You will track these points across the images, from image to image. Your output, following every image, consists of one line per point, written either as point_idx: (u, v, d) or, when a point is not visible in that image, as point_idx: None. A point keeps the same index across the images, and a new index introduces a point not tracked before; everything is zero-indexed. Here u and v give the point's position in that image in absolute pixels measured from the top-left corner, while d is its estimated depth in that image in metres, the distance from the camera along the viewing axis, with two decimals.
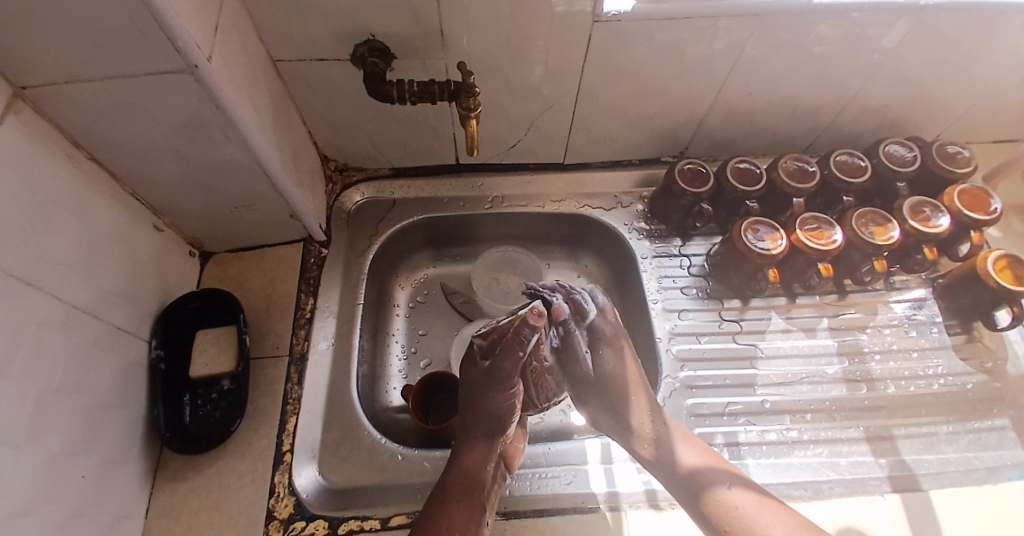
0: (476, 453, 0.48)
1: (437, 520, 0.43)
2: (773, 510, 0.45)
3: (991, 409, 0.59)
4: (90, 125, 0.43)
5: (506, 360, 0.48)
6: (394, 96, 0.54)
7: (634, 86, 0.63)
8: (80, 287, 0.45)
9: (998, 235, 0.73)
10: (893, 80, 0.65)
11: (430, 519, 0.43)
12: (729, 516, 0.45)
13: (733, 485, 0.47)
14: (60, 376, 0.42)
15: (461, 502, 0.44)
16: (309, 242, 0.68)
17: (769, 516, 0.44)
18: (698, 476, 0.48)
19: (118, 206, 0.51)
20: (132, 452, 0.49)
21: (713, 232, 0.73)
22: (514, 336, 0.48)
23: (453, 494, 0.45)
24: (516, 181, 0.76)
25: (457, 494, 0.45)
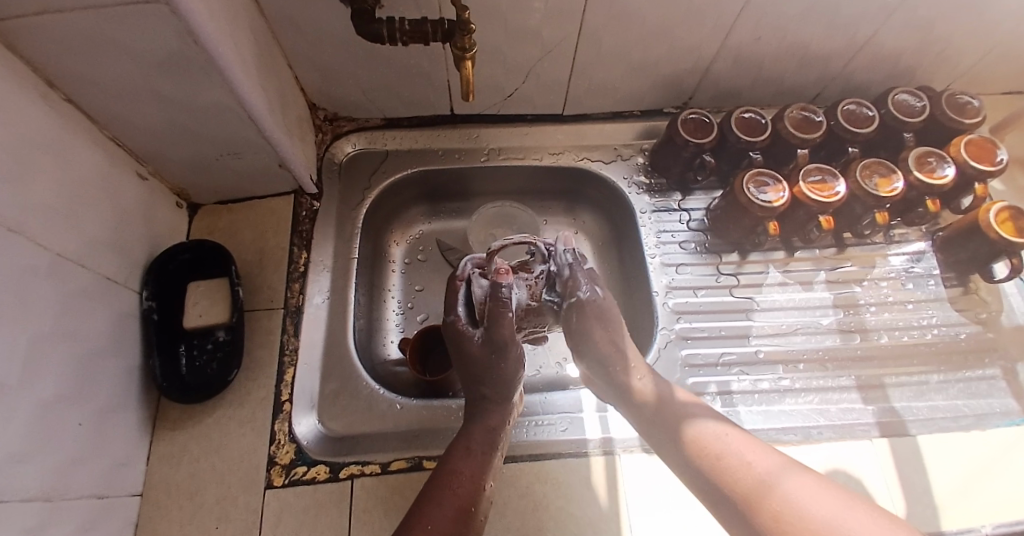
0: (490, 409, 0.47)
1: (457, 470, 0.42)
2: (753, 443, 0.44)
3: (982, 359, 0.60)
4: (59, 63, 0.41)
5: (507, 326, 0.48)
6: (383, 36, 0.51)
7: (637, 30, 0.60)
8: (66, 235, 0.44)
9: (1001, 188, 0.72)
10: (907, 25, 0.62)
11: (450, 469, 0.42)
12: (711, 450, 0.44)
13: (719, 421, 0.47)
14: (49, 323, 0.41)
15: (477, 451, 0.44)
16: (300, 194, 0.66)
17: (751, 452, 0.43)
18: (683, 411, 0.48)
19: (98, 151, 0.49)
20: (129, 401, 0.49)
21: (713, 185, 0.72)
22: (497, 301, 0.48)
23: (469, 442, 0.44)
24: (513, 132, 0.73)
25: (477, 446, 0.44)
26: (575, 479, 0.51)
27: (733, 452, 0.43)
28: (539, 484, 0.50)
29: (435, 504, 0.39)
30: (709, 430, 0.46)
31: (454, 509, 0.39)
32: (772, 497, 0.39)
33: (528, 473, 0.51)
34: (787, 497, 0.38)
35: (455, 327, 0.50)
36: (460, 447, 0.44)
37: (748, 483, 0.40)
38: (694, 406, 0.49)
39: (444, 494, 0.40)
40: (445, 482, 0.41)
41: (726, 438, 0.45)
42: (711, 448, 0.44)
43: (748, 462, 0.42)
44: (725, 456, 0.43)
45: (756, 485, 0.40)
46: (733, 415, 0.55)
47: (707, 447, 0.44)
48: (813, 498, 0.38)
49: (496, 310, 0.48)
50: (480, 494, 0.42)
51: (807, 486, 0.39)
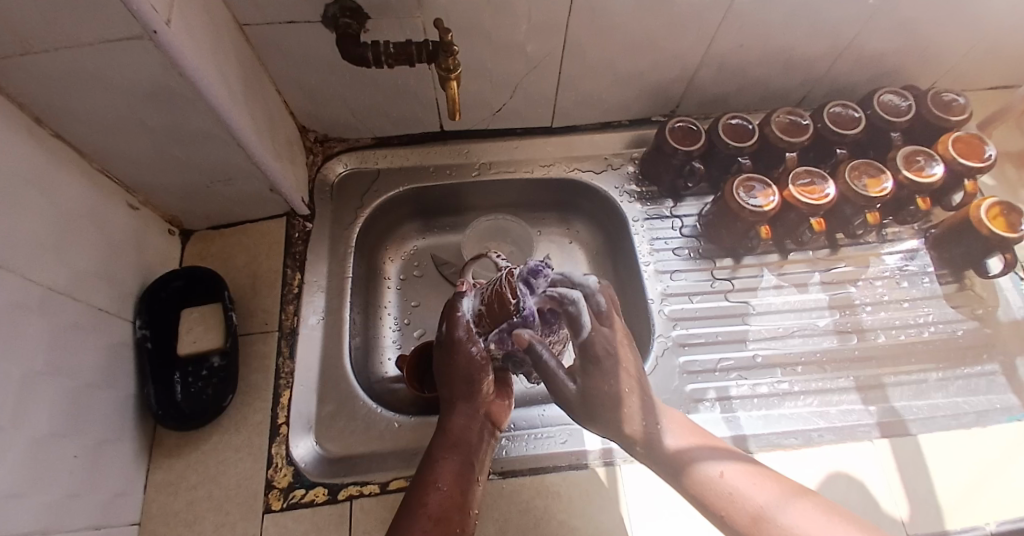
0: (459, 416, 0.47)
1: (430, 482, 0.42)
2: (756, 477, 0.42)
3: (982, 355, 0.60)
4: (48, 99, 0.41)
5: (460, 327, 0.49)
6: (370, 59, 0.52)
7: (620, 41, 0.61)
8: (57, 268, 0.44)
9: (992, 182, 0.72)
10: (887, 26, 0.63)
11: (423, 482, 0.42)
12: (713, 488, 0.43)
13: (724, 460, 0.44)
14: (42, 357, 0.41)
15: (452, 461, 0.44)
16: (293, 216, 0.67)
17: (755, 486, 0.42)
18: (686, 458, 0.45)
19: (88, 182, 0.49)
20: (124, 431, 0.49)
21: (704, 192, 0.72)
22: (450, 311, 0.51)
23: (442, 454, 0.44)
24: (504, 146, 0.74)
25: (445, 454, 0.44)
26: (576, 493, 0.50)
27: (735, 486, 0.42)
28: (540, 499, 0.50)
29: (405, 519, 0.39)
30: (713, 469, 0.43)
31: (426, 520, 0.39)
32: (772, 531, 0.38)
33: (529, 488, 0.50)
34: (789, 532, 0.38)
35: (450, 339, 0.50)
36: (431, 459, 0.44)
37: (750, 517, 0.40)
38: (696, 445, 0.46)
39: (412, 509, 0.40)
40: (417, 497, 0.41)
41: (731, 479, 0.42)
42: (715, 488, 0.42)
43: (749, 496, 0.41)
44: (729, 497, 0.42)
45: (758, 520, 0.40)
46: (733, 421, 0.55)
47: (711, 487, 0.43)
48: (814, 525, 0.38)
49: (450, 315, 0.51)
50: (455, 502, 0.41)
51: (807, 519, 0.38)
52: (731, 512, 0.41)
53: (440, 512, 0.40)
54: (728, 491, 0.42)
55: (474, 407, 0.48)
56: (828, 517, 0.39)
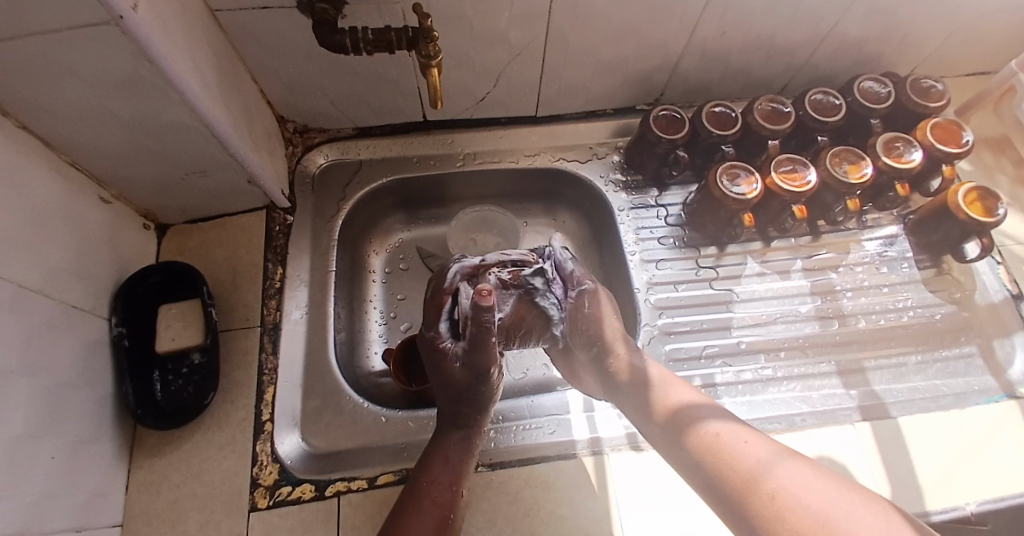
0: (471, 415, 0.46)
1: (439, 478, 0.43)
2: (757, 437, 0.43)
3: (959, 338, 0.61)
4: (10, 89, 0.39)
5: (484, 350, 0.44)
6: (347, 45, 0.51)
7: (604, 28, 0.60)
8: (27, 266, 0.42)
9: (968, 168, 0.73)
10: (868, 13, 0.63)
11: (433, 478, 0.43)
12: (710, 443, 0.43)
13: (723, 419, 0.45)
14: (15, 357, 0.40)
15: (460, 457, 0.45)
16: (273, 209, 0.65)
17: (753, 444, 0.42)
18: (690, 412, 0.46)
19: (57, 176, 0.47)
20: (103, 432, 0.48)
21: (689, 180, 0.72)
22: (478, 327, 0.43)
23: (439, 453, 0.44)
24: (488, 136, 0.73)
25: (455, 450, 0.45)
26: (565, 483, 0.50)
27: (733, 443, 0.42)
28: (528, 489, 0.50)
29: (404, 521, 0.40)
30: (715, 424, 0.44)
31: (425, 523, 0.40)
32: (766, 485, 0.39)
33: (518, 479, 0.50)
34: (784, 485, 0.38)
35: (433, 344, 0.46)
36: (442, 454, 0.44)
37: (743, 468, 0.40)
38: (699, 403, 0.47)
39: (422, 504, 0.41)
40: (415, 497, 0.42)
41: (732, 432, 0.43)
42: (714, 442, 0.43)
43: (744, 448, 0.42)
44: (723, 449, 0.42)
45: (751, 471, 0.40)
46: None
47: (710, 440, 0.43)
48: (809, 486, 0.38)
49: (480, 337, 0.43)
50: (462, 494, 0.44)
51: (804, 476, 0.39)
52: (726, 464, 0.41)
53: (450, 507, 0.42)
54: (728, 447, 0.42)
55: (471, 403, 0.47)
56: (824, 480, 0.39)
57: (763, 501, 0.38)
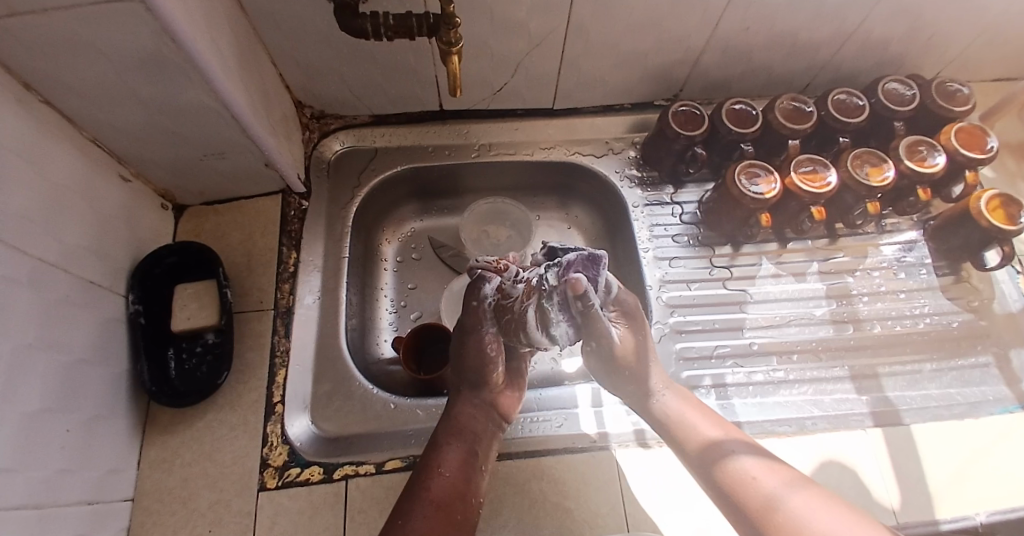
0: (465, 407, 0.48)
1: (433, 467, 0.43)
2: (777, 468, 0.42)
3: (975, 347, 0.60)
4: (36, 64, 0.40)
5: (468, 315, 0.50)
6: (368, 31, 0.50)
7: (625, 20, 0.60)
8: (47, 240, 0.43)
9: (992, 175, 0.72)
10: (896, 12, 0.62)
11: (427, 466, 0.43)
12: (733, 477, 0.42)
13: (752, 453, 0.44)
14: (32, 331, 0.40)
15: (456, 447, 0.44)
16: (288, 194, 0.66)
17: (774, 477, 0.41)
18: (715, 448, 0.45)
19: (77, 153, 0.48)
20: (118, 407, 0.49)
21: (705, 178, 0.71)
22: (471, 287, 0.50)
23: (447, 441, 0.45)
24: (504, 127, 0.73)
25: (449, 441, 0.45)
26: (571, 476, 0.50)
27: (752, 476, 0.41)
28: (534, 481, 0.50)
29: (408, 502, 0.40)
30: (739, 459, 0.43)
31: (429, 505, 0.39)
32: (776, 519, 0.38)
33: (524, 470, 0.51)
34: (791, 515, 0.37)
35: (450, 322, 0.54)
36: (436, 446, 0.44)
37: (759, 504, 0.40)
38: (725, 436, 0.46)
39: (415, 493, 0.40)
40: (422, 480, 0.42)
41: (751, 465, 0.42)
42: (733, 477, 0.42)
43: (758, 483, 0.41)
44: (742, 481, 0.42)
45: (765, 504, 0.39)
46: (728, 407, 0.55)
47: (732, 475, 0.42)
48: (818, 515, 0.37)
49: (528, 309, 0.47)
50: (459, 486, 0.42)
51: (815, 504, 0.38)
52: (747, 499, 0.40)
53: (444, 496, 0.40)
54: (748, 480, 0.41)
55: (481, 397, 0.49)
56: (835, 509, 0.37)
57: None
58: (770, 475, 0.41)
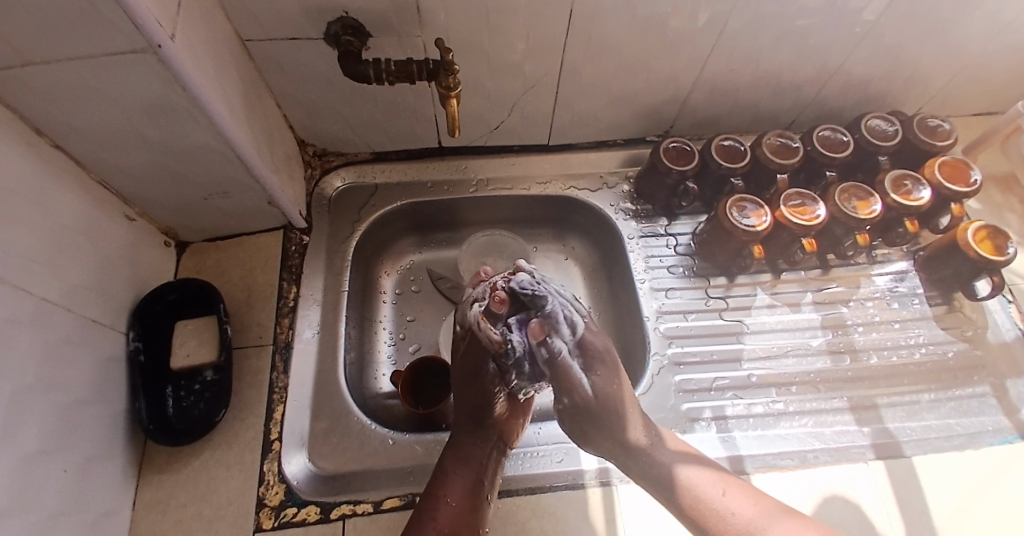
0: (469, 437, 0.49)
1: (440, 495, 0.43)
2: (742, 489, 0.44)
3: (972, 376, 0.61)
4: (51, 111, 0.41)
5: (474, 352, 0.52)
6: (369, 75, 0.52)
7: (616, 63, 0.62)
8: (51, 279, 0.44)
9: (977, 206, 0.74)
10: (873, 54, 0.65)
11: (433, 495, 0.44)
12: (693, 498, 0.43)
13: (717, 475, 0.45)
14: (32, 370, 0.40)
15: (461, 476, 0.45)
16: (290, 229, 0.67)
17: (736, 500, 0.42)
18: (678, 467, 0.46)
19: (86, 193, 0.49)
20: (114, 447, 0.48)
21: (699, 210, 0.73)
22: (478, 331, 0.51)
23: (452, 469, 0.46)
24: (501, 163, 0.75)
25: (455, 468, 0.46)
26: (572, 513, 0.49)
27: (721, 504, 0.42)
28: (535, 520, 0.49)
29: (418, 531, 0.40)
30: (697, 479, 0.44)
31: (438, 534, 0.40)
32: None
33: (525, 508, 0.50)
34: None
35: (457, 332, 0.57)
36: (443, 475, 0.45)
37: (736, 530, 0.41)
38: (676, 453, 0.47)
39: (423, 519, 0.42)
40: (429, 508, 0.43)
41: (715, 488, 0.43)
42: (700, 501, 0.43)
43: (730, 518, 0.41)
44: (709, 506, 0.42)
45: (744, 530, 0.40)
46: (728, 441, 0.55)
47: (698, 498, 0.43)
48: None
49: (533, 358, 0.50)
50: (465, 515, 0.43)
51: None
52: (717, 526, 0.41)
53: (452, 525, 0.41)
54: (710, 503, 0.42)
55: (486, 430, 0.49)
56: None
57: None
58: (735, 495, 0.43)
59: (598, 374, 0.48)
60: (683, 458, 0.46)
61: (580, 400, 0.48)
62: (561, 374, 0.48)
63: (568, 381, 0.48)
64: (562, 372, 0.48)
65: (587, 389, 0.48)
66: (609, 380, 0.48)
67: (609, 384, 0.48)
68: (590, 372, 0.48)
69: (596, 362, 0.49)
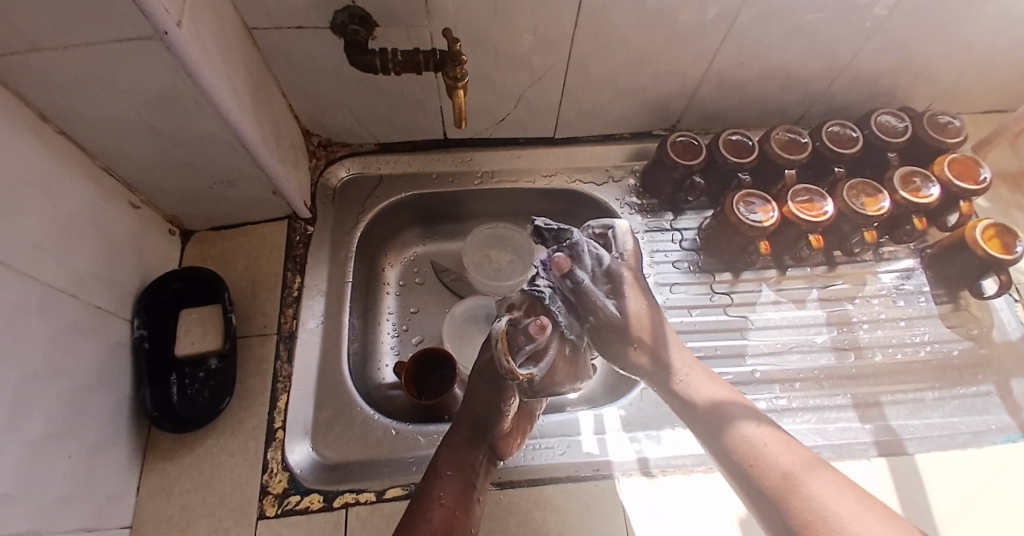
0: (464, 438, 0.47)
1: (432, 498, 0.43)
2: (792, 444, 0.40)
3: (976, 375, 0.60)
4: (58, 97, 0.41)
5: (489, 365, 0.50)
6: (376, 66, 0.53)
7: (624, 55, 0.62)
8: (57, 267, 0.44)
9: (986, 205, 0.73)
10: (884, 49, 0.64)
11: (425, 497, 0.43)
12: (743, 445, 0.41)
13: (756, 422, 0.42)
14: (39, 357, 0.40)
15: (454, 478, 0.44)
16: (295, 219, 0.67)
17: (786, 453, 0.39)
18: (719, 413, 0.44)
19: (91, 180, 0.49)
20: (119, 434, 0.49)
21: (705, 205, 0.73)
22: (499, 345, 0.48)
23: (446, 471, 0.45)
24: (507, 155, 0.74)
25: (448, 471, 0.45)
26: (574, 505, 0.50)
27: (767, 454, 0.40)
28: (537, 511, 0.49)
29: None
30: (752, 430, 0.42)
31: None
32: (796, 497, 0.36)
33: (526, 499, 0.50)
34: (810, 495, 0.36)
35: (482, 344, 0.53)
36: (435, 477, 0.44)
37: (766, 470, 0.39)
38: (734, 406, 0.44)
39: (415, 521, 0.41)
40: (422, 509, 0.42)
41: (766, 438, 0.41)
42: (748, 448, 0.40)
43: (772, 459, 0.39)
44: (756, 453, 0.40)
45: (773, 471, 0.38)
46: None
47: (748, 447, 0.40)
48: (835, 497, 0.35)
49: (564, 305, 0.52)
50: (457, 518, 0.42)
51: (835, 488, 0.36)
52: (761, 472, 0.39)
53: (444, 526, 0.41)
54: (759, 452, 0.40)
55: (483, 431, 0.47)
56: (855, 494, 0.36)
57: (789, 505, 0.36)
58: (784, 449, 0.40)
59: (620, 296, 0.51)
60: (746, 415, 0.43)
61: (608, 319, 0.50)
62: (586, 301, 0.51)
63: (592, 304, 0.50)
64: (585, 297, 0.51)
65: (612, 310, 0.50)
66: (637, 301, 0.51)
67: (635, 303, 0.51)
68: (614, 296, 0.51)
69: (622, 287, 0.51)
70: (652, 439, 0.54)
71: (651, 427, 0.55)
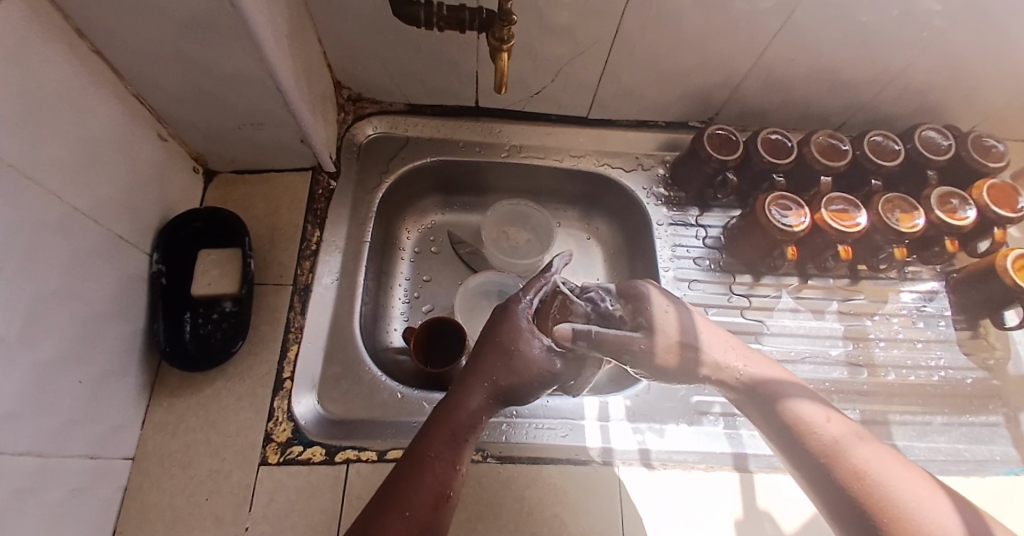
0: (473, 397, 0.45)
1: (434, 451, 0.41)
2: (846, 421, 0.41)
3: (986, 405, 0.60)
4: (95, 15, 0.40)
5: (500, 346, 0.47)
6: (420, 18, 0.50)
7: (673, 39, 0.60)
8: (81, 190, 0.43)
9: (1018, 235, 0.72)
10: (941, 62, 0.62)
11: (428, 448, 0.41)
12: (801, 421, 0.40)
13: (813, 402, 0.42)
14: (57, 278, 0.40)
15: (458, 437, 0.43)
16: (318, 172, 0.66)
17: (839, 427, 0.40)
18: (774, 390, 0.43)
19: (120, 107, 0.48)
20: (129, 366, 0.49)
21: (733, 205, 0.71)
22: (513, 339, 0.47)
23: (451, 426, 0.43)
24: (536, 130, 0.73)
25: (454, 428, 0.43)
26: (571, 488, 0.50)
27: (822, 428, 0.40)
28: (533, 489, 0.50)
29: (411, 488, 0.38)
30: (815, 411, 0.41)
31: (432, 493, 0.39)
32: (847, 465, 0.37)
33: (525, 475, 0.50)
34: (863, 464, 0.37)
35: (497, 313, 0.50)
36: (440, 430, 0.42)
37: (825, 448, 0.39)
38: (791, 385, 0.44)
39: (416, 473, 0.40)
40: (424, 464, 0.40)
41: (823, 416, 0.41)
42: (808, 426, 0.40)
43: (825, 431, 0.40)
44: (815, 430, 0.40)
45: (834, 451, 0.38)
46: (735, 437, 0.55)
47: (810, 427, 0.40)
48: (890, 471, 0.37)
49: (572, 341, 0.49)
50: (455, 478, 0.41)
51: (885, 459, 0.38)
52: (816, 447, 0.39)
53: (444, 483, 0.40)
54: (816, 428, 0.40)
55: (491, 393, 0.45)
56: (902, 465, 0.38)
57: (849, 486, 0.36)
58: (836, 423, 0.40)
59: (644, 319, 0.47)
60: (803, 394, 0.43)
61: (645, 351, 0.45)
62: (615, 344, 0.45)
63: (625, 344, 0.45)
64: (613, 341, 0.45)
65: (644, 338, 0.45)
66: (660, 313, 0.47)
67: (663, 316, 0.47)
68: (639, 319, 0.47)
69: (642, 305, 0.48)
70: (655, 431, 0.55)
71: (654, 419, 0.56)
